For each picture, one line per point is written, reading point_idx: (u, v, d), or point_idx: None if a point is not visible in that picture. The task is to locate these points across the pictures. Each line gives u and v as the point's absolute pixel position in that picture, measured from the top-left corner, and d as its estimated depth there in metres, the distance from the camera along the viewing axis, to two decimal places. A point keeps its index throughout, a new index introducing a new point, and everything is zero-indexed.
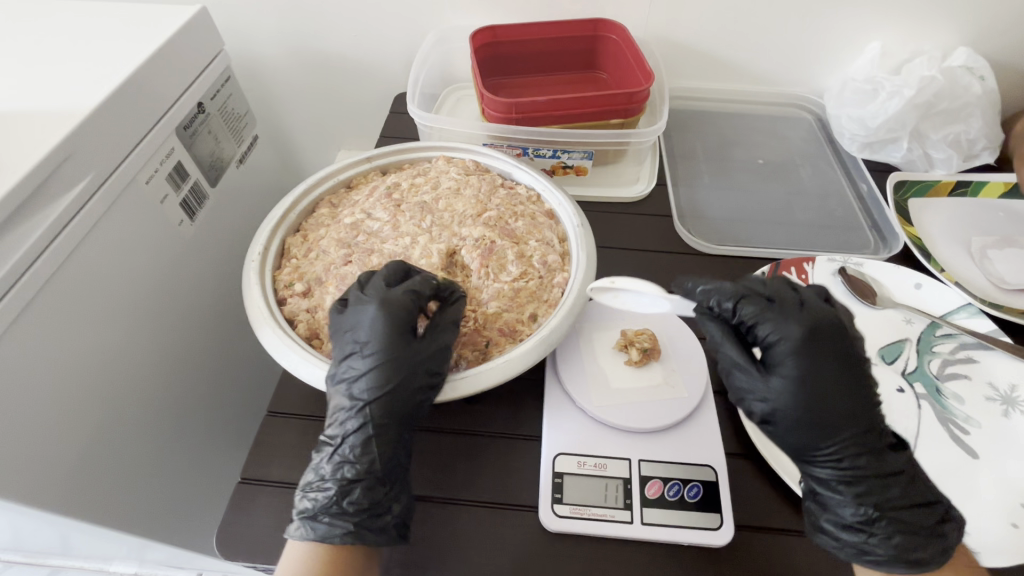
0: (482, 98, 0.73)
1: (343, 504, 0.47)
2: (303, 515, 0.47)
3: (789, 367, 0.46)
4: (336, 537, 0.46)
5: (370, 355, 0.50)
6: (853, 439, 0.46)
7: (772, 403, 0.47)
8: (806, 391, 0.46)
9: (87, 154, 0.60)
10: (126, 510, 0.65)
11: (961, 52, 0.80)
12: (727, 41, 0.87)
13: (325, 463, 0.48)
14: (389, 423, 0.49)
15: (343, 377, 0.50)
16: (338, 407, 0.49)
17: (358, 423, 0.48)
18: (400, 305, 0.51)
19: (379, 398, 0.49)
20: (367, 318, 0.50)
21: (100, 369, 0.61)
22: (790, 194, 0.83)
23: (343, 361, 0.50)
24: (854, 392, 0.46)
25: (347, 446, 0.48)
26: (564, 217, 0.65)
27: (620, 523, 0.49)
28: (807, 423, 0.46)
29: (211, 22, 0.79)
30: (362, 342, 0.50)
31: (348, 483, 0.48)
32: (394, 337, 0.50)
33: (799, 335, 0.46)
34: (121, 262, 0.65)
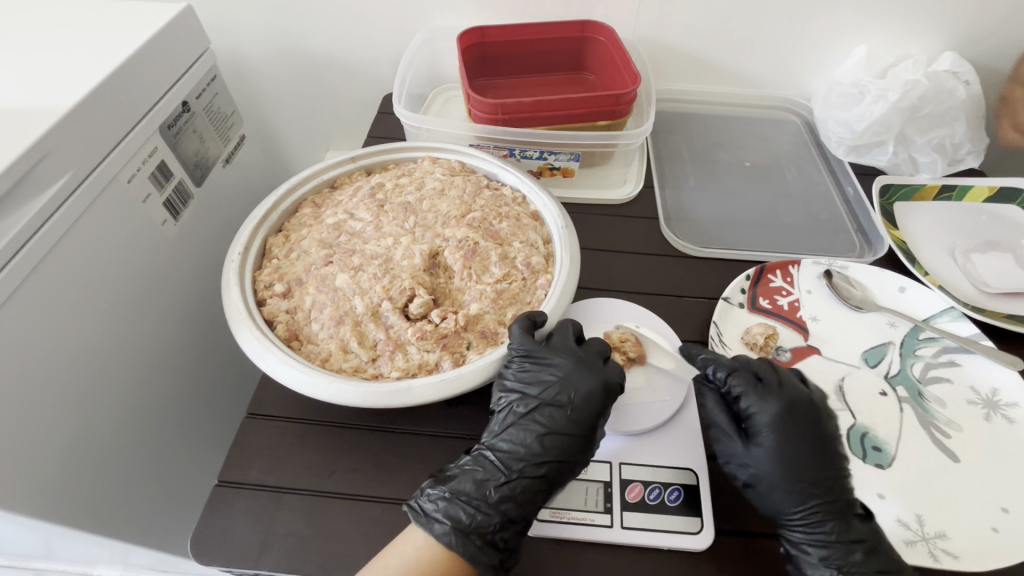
0: (468, 98, 0.73)
1: (495, 537, 0.46)
2: (456, 526, 0.46)
3: (766, 438, 0.51)
4: (480, 565, 0.45)
5: (573, 417, 0.51)
6: (822, 506, 0.48)
7: (755, 471, 0.50)
8: (787, 461, 0.49)
9: (66, 152, 0.59)
10: (101, 513, 0.64)
11: (948, 56, 0.80)
12: (715, 44, 0.87)
13: (490, 488, 0.48)
14: (565, 480, 0.50)
15: (540, 421, 0.51)
16: (519, 447, 0.50)
17: (542, 469, 0.49)
18: (618, 380, 0.53)
19: (564, 458, 0.50)
20: (583, 384, 0.52)
21: (78, 370, 0.61)
22: (776, 196, 0.83)
23: (540, 407, 0.52)
24: (825, 464, 0.50)
25: (518, 484, 0.48)
26: (549, 219, 0.65)
27: (599, 527, 0.49)
28: (786, 487, 0.49)
29: (198, 21, 0.78)
30: (572, 402, 0.51)
31: (506, 520, 0.47)
32: (601, 410, 0.51)
33: (778, 410, 0.51)
34: (101, 262, 0.64)
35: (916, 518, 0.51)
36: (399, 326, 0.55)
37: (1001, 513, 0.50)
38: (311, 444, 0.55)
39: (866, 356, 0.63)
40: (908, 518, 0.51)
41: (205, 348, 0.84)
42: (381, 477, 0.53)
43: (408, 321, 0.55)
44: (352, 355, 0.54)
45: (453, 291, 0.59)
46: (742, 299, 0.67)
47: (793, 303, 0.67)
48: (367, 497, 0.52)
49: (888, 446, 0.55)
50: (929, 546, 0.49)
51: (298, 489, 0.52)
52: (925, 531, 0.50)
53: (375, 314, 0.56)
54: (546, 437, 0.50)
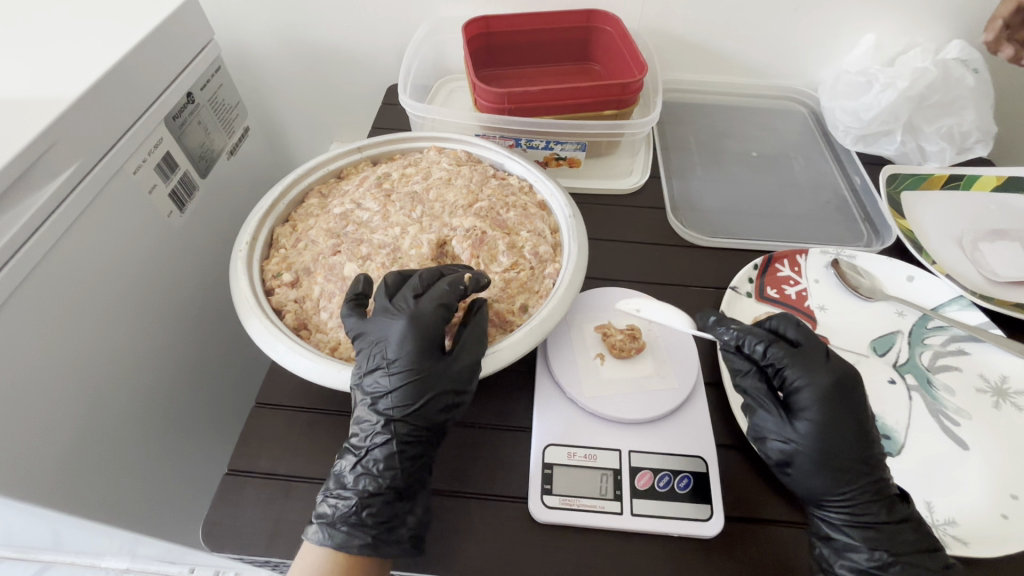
0: (474, 88, 0.73)
1: (361, 516, 0.48)
2: (322, 521, 0.47)
3: (812, 413, 0.49)
4: (352, 547, 0.46)
5: (396, 371, 0.49)
6: (867, 488, 0.47)
7: (793, 449, 0.48)
8: (831, 440, 0.48)
9: (72, 143, 0.59)
10: (111, 500, 0.64)
11: (955, 44, 0.79)
12: (721, 33, 0.87)
13: (347, 473, 0.49)
14: (418, 433, 0.50)
15: (370, 390, 0.50)
16: (365, 421, 0.50)
17: (386, 438, 0.49)
18: (426, 316, 0.50)
19: (405, 416, 0.49)
20: (394, 332, 0.50)
21: (87, 360, 0.61)
22: (783, 186, 0.82)
23: (368, 374, 0.50)
24: (867, 445, 0.48)
25: (374, 457, 0.49)
26: (556, 208, 0.64)
27: (609, 514, 0.49)
28: (828, 472, 0.47)
29: (201, 12, 0.78)
30: (387, 356, 0.50)
31: (367, 497, 0.48)
32: (422, 350, 0.50)
33: (827, 385, 0.48)
34: (107, 253, 0.64)
35: (926, 505, 0.51)
36: None
37: (1010, 500, 0.50)
38: (320, 433, 0.56)
39: (875, 345, 0.63)
40: (917, 505, 0.51)
41: (211, 339, 0.84)
42: None
43: None
44: None
45: None
46: (750, 288, 0.67)
47: (801, 292, 0.67)
48: None
49: (897, 434, 0.55)
50: (939, 532, 0.49)
51: (307, 477, 0.53)
52: (935, 517, 0.50)
53: None
54: (382, 406, 0.49)
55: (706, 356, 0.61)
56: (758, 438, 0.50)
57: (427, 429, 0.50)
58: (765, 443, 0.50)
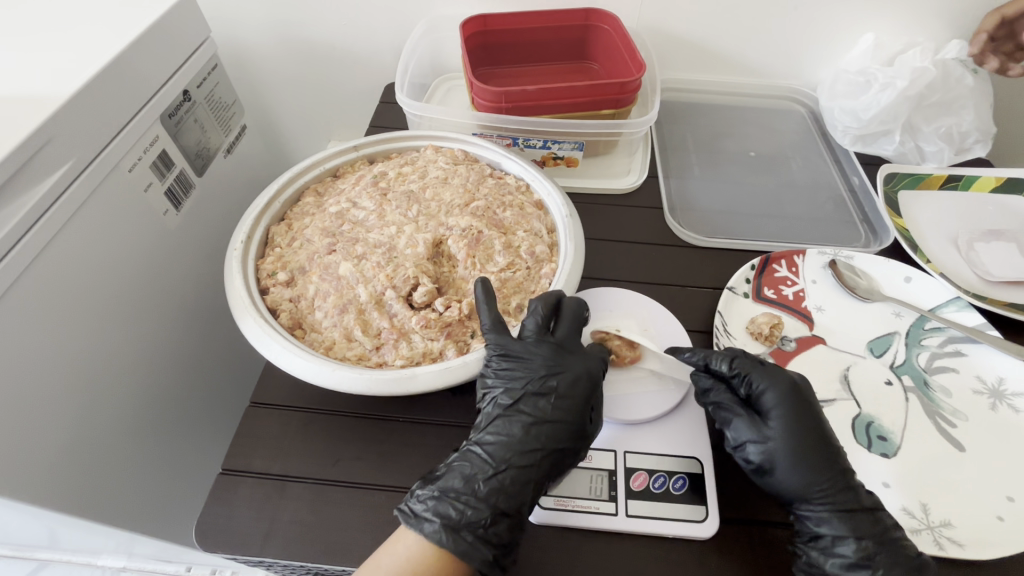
0: (472, 86, 0.72)
1: (487, 533, 0.44)
2: (445, 523, 0.44)
3: (779, 413, 0.50)
4: (474, 561, 0.43)
5: (560, 403, 0.50)
6: (838, 480, 0.47)
7: (769, 449, 0.49)
8: (801, 436, 0.49)
9: (66, 141, 0.58)
10: (105, 498, 0.64)
11: (954, 44, 0.79)
12: (720, 32, 0.86)
13: (479, 481, 0.46)
14: (547, 471, 0.48)
15: (527, 412, 0.50)
16: (507, 438, 0.49)
17: (528, 461, 0.48)
18: (598, 369, 0.53)
19: (559, 447, 0.49)
20: (569, 371, 0.52)
21: (81, 358, 0.60)
22: (781, 187, 0.82)
23: (529, 396, 0.51)
24: (828, 441, 0.49)
25: (508, 474, 0.47)
26: (553, 207, 0.64)
27: (604, 515, 0.49)
28: (804, 468, 0.47)
29: (198, 9, 0.78)
30: (556, 388, 0.51)
31: (498, 513, 0.45)
32: (588, 398, 0.51)
33: (788, 386, 0.51)
34: (102, 252, 0.64)
35: (922, 507, 0.51)
36: (403, 314, 0.55)
37: (1006, 502, 0.50)
38: (315, 433, 0.55)
39: (872, 346, 0.62)
40: (913, 507, 0.51)
41: (206, 337, 0.83)
42: (386, 466, 0.53)
43: (412, 309, 0.55)
44: (355, 344, 0.54)
45: (456, 280, 0.58)
46: (747, 289, 0.67)
47: (798, 293, 0.67)
48: (371, 485, 0.52)
49: (893, 435, 0.55)
50: (934, 534, 0.49)
51: (302, 477, 0.52)
52: (930, 519, 0.50)
53: (378, 302, 0.55)
54: (533, 427, 0.49)
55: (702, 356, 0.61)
56: (737, 446, 0.50)
57: (554, 476, 0.49)
58: (743, 449, 0.50)
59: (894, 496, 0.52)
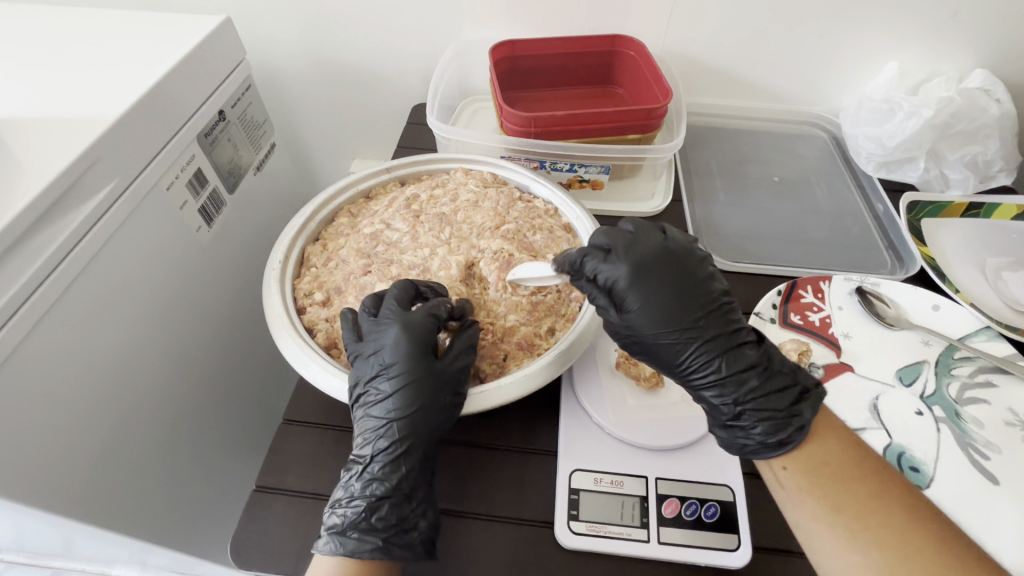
0: (501, 111, 0.74)
1: (371, 521, 0.47)
2: (332, 531, 0.47)
3: (632, 300, 0.50)
4: (364, 553, 0.46)
5: (395, 373, 0.50)
6: (707, 350, 0.49)
7: (635, 336, 0.50)
8: (661, 320, 0.49)
9: (112, 161, 0.60)
10: (140, 511, 0.65)
11: (977, 74, 0.80)
12: (743, 59, 0.88)
13: (354, 481, 0.49)
14: (410, 437, 0.50)
15: (371, 398, 0.50)
16: (370, 429, 0.50)
17: (389, 441, 0.49)
18: (417, 319, 0.52)
19: (407, 415, 0.50)
20: (389, 340, 0.51)
21: (117, 372, 0.62)
22: (805, 212, 0.83)
23: (369, 383, 0.51)
24: (691, 308, 0.50)
25: (376, 464, 0.49)
26: (582, 231, 0.65)
27: (636, 541, 0.49)
28: (667, 348, 0.50)
29: (236, 33, 0.80)
30: (381, 363, 0.50)
31: (376, 501, 0.48)
32: (419, 353, 0.51)
33: (632, 273, 0.50)
34: (139, 267, 0.65)
35: None
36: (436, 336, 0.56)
37: None
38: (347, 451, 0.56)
39: (901, 374, 0.62)
40: None
41: (238, 352, 0.85)
42: None
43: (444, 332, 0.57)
44: None
45: (488, 302, 0.59)
46: (774, 314, 0.67)
47: (825, 319, 0.67)
48: None
49: (926, 467, 0.55)
50: None
51: None
52: None
53: None
54: (382, 410, 0.50)
55: None
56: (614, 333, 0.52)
57: (427, 432, 0.50)
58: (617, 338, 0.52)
59: None
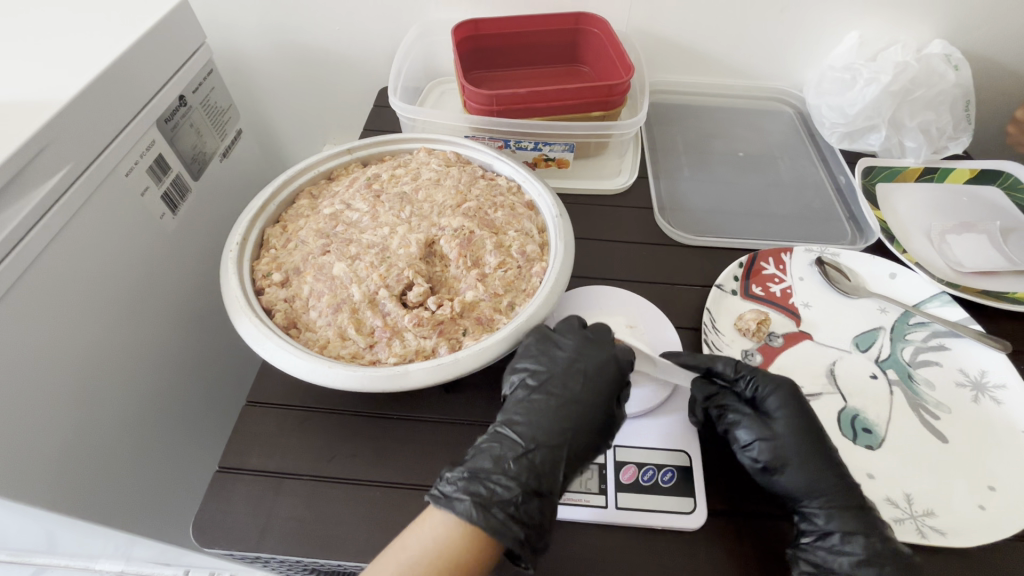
0: (463, 90, 0.73)
1: (520, 511, 0.45)
2: (476, 501, 0.45)
3: (782, 416, 0.51)
4: (506, 537, 0.44)
5: (586, 386, 0.53)
6: (838, 480, 0.48)
7: (774, 447, 0.50)
8: (803, 437, 0.50)
9: (64, 144, 0.59)
10: (107, 496, 0.66)
11: (938, 43, 0.81)
12: (707, 36, 0.88)
13: (510, 461, 0.48)
14: (581, 454, 0.50)
15: (552, 395, 0.53)
16: (535, 421, 0.51)
17: (554, 444, 0.50)
18: (630, 357, 0.56)
19: (579, 432, 0.51)
20: (592, 358, 0.54)
21: (81, 358, 0.62)
22: (768, 186, 0.84)
23: (552, 385, 0.53)
24: (827, 444, 0.51)
25: (536, 455, 0.49)
26: (544, 208, 0.65)
27: (593, 507, 0.50)
28: (807, 466, 0.49)
29: (194, 16, 0.79)
30: (582, 371, 0.53)
31: (529, 491, 0.46)
32: (612, 384, 0.53)
33: (791, 389, 0.53)
34: (97, 253, 0.64)
35: (904, 496, 0.51)
36: (395, 313, 0.56)
37: (988, 492, 0.51)
38: (312, 430, 0.56)
39: (857, 341, 0.63)
40: (896, 497, 0.51)
41: (201, 343, 0.85)
42: (379, 462, 0.54)
43: (404, 308, 0.56)
44: (349, 342, 0.55)
45: (448, 280, 0.60)
46: (735, 286, 0.68)
47: (785, 290, 0.68)
48: (367, 481, 0.53)
49: (878, 427, 0.56)
50: (917, 523, 0.50)
51: (298, 474, 0.53)
52: (913, 508, 0.50)
53: (372, 302, 0.56)
54: (562, 408, 0.52)
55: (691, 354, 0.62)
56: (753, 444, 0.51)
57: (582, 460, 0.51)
58: (749, 448, 0.51)
59: (879, 486, 0.52)
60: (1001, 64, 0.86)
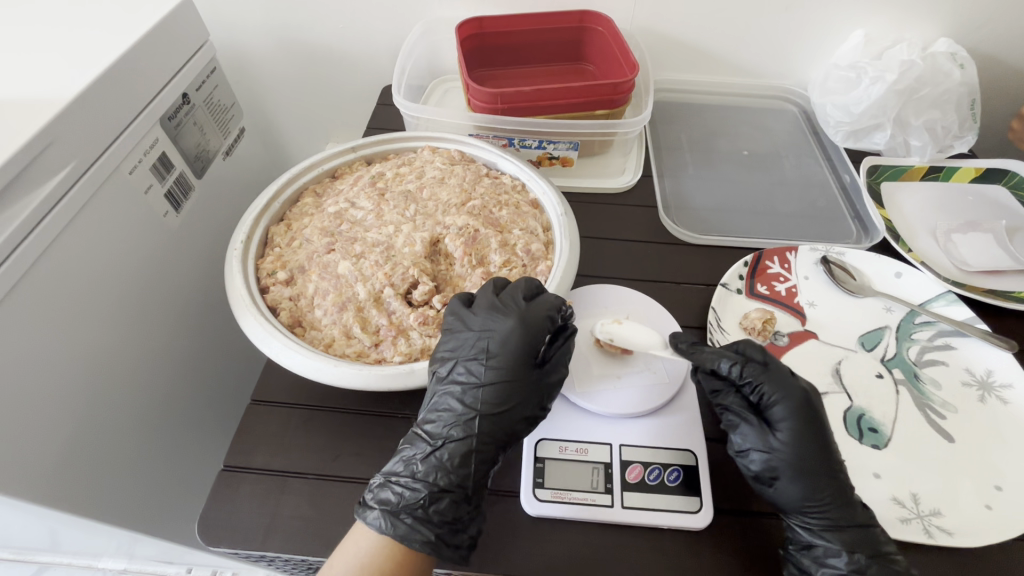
0: (468, 88, 0.73)
1: (429, 511, 0.47)
2: (385, 509, 0.47)
3: (786, 427, 0.49)
4: (415, 542, 0.46)
5: (494, 365, 0.52)
6: (837, 494, 0.47)
7: (772, 457, 0.49)
8: (806, 449, 0.48)
9: (68, 142, 0.59)
10: (112, 493, 0.66)
11: (942, 41, 0.81)
12: (712, 34, 0.88)
13: (418, 462, 0.49)
14: (498, 434, 0.50)
15: (461, 380, 0.51)
16: (449, 413, 0.51)
17: (464, 433, 0.50)
18: (538, 320, 0.52)
19: (490, 413, 0.50)
20: (498, 331, 0.52)
21: (86, 356, 0.62)
22: (772, 184, 0.83)
23: (466, 364, 0.52)
24: (833, 456, 0.48)
25: (446, 451, 0.49)
26: (549, 206, 0.65)
27: (600, 506, 0.50)
28: (806, 480, 0.47)
29: (198, 13, 0.79)
30: (487, 350, 0.52)
31: (437, 492, 0.48)
32: (521, 354, 0.52)
33: (801, 398, 0.50)
34: (100, 251, 0.64)
35: (911, 496, 0.51)
36: (401, 312, 0.56)
37: (994, 492, 0.51)
38: (316, 429, 0.56)
39: (862, 340, 0.63)
40: (903, 496, 0.51)
41: (204, 341, 0.84)
42: (384, 461, 0.54)
43: (410, 307, 0.56)
44: (355, 341, 0.54)
45: (453, 278, 0.60)
46: (740, 285, 0.67)
47: (790, 289, 0.68)
48: (372, 480, 0.53)
49: (884, 427, 0.56)
50: (924, 523, 0.49)
51: (302, 473, 0.53)
52: (920, 508, 0.50)
53: (377, 300, 0.56)
54: (469, 396, 0.51)
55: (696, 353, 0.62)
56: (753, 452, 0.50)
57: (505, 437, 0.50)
58: (747, 455, 0.50)
59: (885, 486, 0.52)
60: (1006, 64, 0.86)
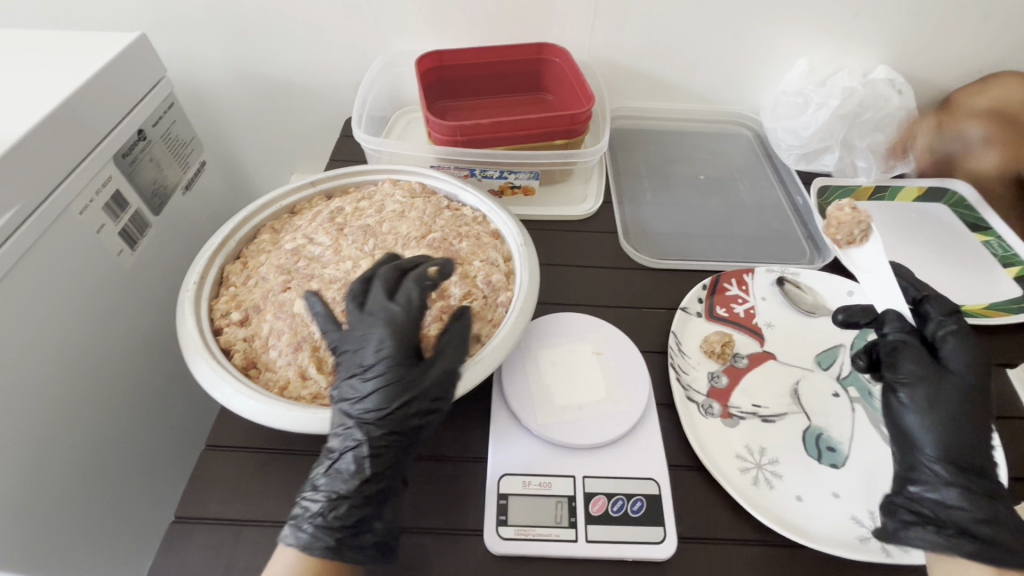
0: (427, 121, 0.74)
1: (330, 520, 0.46)
2: (292, 521, 0.46)
3: (913, 384, 0.53)
4: (316, 551, 0.44)
5: (372, 374, 0.49)
6: (950, 442, 0.50)
7: (914, 413, 0.52)
8: (938, 403, 0.51)
9: (10, 184, 0.57)
10: (55, 547, 0.63)
11: (881, 68, 0.85)
12: (666, 63, 0.91)
13: (320, 476, 0.47)
14: (397, 434, 0.48)
15: (346, 395, 0.49)
16: (339, 425, 0.48)
17: (355, 443, 0.47)
18: (402, 321, 0.51)
19: (381, 419, 0.48)
20: (372, 338, 0.50)
21: (29, 404, 0.59)
22: (729, 208, 0.86)
23: (347, 381, 0.50)
24: (962, 407, 0.51)
25: (346, 460, 0.47)
26: (509, 237, 0.66)
27: (564, 542, 0.49)
28: (938, 430, 0.50)
29: (154, 50, 0.78)
30: (373, 354, 0.50)
31: (337, 499, 0.46)
32: (403, 353, 0.50)
33: (957, 351, 0.54)
34: (48, 294, 0.62)
35: (870, 514, 0.52)
36: None
37: None
38: (274, 474, 0.54)
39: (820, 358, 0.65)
40: (862, 516, 0.52)
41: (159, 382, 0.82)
42: None
43: None
44: (310, 382, 0.54)
45: None
46: (700, 308, 0.69)
47: (749, 310, 0.69)
48: None
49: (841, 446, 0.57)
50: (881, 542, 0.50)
51: (259, 521, 0.51)
52: None
53: None
54: (362, 407, 0.48)
55: (658, 378, 0.63)
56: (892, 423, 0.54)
57: (405, 435, 0.49)
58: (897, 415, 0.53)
59: (845, 506, 0.53)
60: (941, 89, 0.91)
